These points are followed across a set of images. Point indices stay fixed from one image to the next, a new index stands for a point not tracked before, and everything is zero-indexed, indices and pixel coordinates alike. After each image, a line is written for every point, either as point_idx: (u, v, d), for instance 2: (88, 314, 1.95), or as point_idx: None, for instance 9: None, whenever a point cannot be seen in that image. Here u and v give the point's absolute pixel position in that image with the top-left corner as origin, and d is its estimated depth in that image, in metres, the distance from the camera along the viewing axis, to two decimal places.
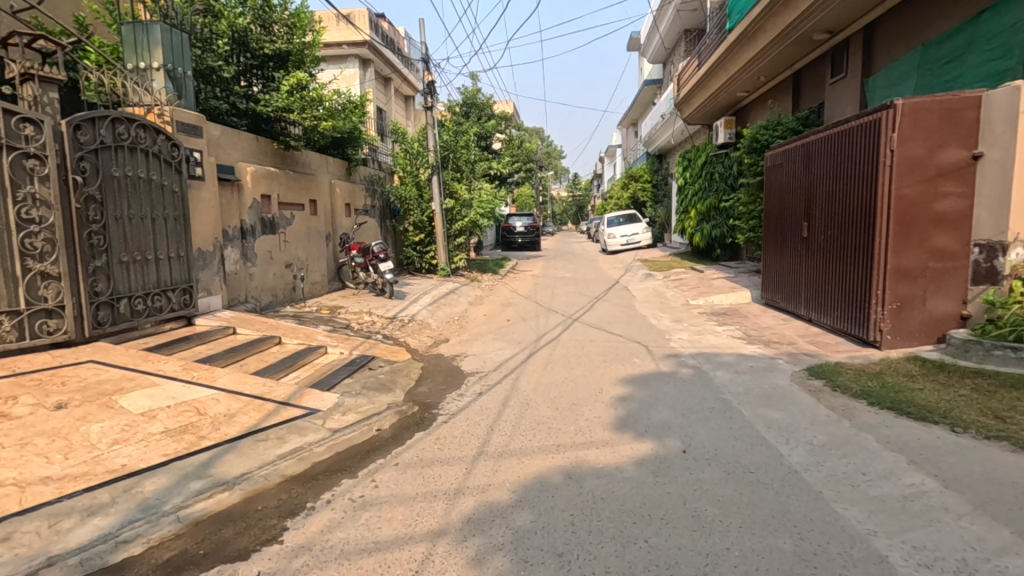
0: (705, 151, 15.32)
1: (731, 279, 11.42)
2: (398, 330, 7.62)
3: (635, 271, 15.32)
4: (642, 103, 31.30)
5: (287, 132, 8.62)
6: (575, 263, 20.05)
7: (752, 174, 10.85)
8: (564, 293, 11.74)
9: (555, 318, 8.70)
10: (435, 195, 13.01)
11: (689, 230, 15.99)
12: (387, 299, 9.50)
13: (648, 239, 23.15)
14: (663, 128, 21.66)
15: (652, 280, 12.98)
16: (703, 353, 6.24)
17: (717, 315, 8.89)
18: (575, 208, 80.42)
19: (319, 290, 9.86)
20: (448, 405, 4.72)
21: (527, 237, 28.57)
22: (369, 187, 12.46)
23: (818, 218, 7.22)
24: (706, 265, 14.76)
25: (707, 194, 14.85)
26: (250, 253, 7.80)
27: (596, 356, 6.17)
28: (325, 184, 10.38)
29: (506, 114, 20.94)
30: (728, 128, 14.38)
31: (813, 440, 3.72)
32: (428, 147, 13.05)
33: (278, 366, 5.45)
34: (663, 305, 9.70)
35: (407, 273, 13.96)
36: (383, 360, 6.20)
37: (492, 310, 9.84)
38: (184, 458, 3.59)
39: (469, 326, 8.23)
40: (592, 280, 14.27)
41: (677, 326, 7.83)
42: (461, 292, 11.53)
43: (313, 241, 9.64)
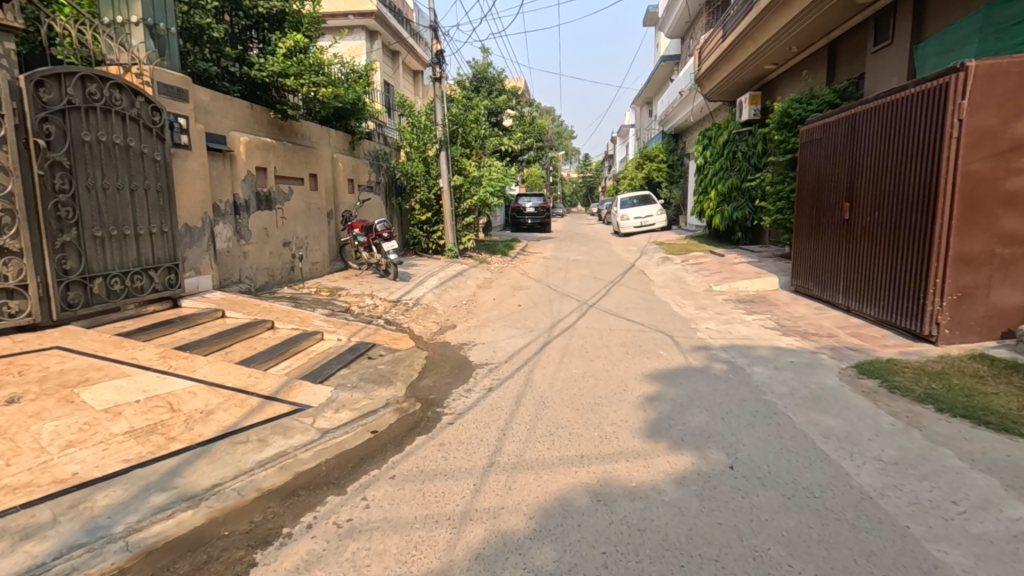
0: (726, 129, 14.59)
1: (755, 264, 10.77)
2: (401, 315, 7.09)
3: (651, 254, 14.67)
4: (658, 81, 30.28)
5: (284, 100, 7.98)
6: (587, 245, 19.42)
7: (781, 151, 10.15)
8: (577, 276, 11.14)
9: (570, 303, 8.12)
10: (443, 171, 12.40)
11: (707, 212, 15.28)
12: (392, 281, 8.95)
13: (662, 222, 22.43)
14: (681, 106, 20.79)
15: (669, 264, 12.34)
16: (736, 345, 5.66)
17: (744, 302, 8.28)
18: (585, 189, 79.27)
19: (320, 270, 9.34)
20: (454, 402, 4.19)
21: (537, 219, 27.93)
22: (374, 162, 11.89)
23: (863, 198, 6.57)
24: (726, 248, 14.10)
25: (728, 174, 14.13)
26: (243, 230, 7.27)
27: (617, 347, 5.60)
28: (327, 158, 9.80)
29: (518, 90, 20.13)
30: (753, 103, 13.58)
31: (881, 456, 3.16)
32: (436, 120, 12.46)
33: (267, 354, 4.94)
34: (684, 292, 9.09)
35: (413, 253, 13.41)
36: (384, 349, 5.68)
37: (502, 294, 9.28)
38: (147, 466, 3.09)
39: (477, 312, 7.68)
40: (606, 262, 13.63)
41: (702, 314, 7.24)
42: (469, 274, 10.96)
43: (313, 218, 9.09)
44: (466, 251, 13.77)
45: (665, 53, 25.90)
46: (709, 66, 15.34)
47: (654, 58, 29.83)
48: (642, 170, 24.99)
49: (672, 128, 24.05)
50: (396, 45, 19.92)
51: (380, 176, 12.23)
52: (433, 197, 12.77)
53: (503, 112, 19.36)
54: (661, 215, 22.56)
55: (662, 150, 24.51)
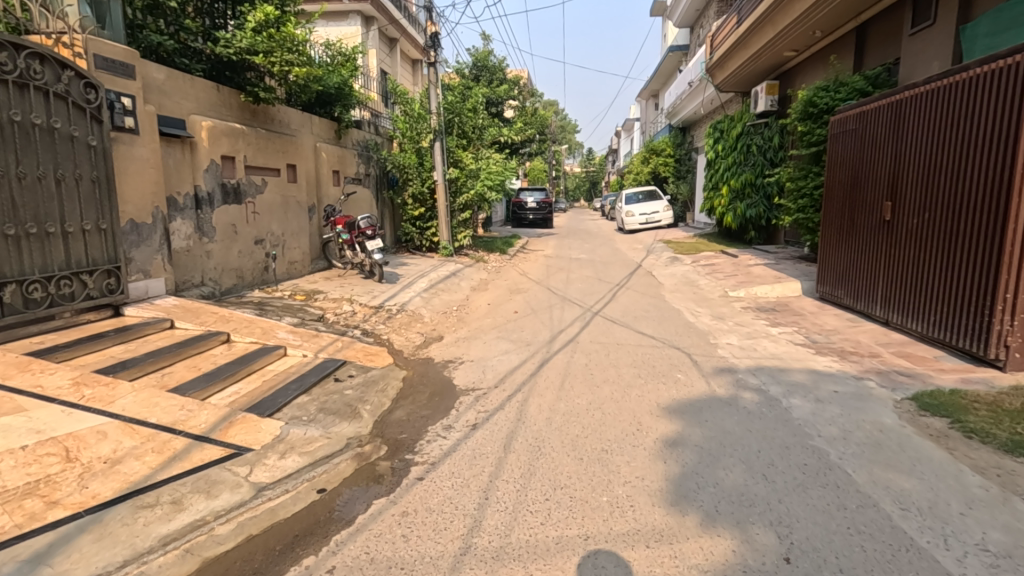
0: (740, 121, 13.74)
1: (773, 267, 9.95)
2: (382, 324, 6.30)
3: (658, 253, 13.85)
4: (665, 73, 29.37)
5: (256, 81, 7.15)
6: (591, 243, 18.60)
7: (804, 144, 9.31)
8: (580, 278, 10.33)
9: (572, 311, 7.32)
10: (437, 163, 11.58)
11: (718, 209, 14.44)
12: (376, 283, 8.16)
13: (668, 219, 21.60)
14: (690, 98, 19.90)
15: (679, 266, 11.53)
16: (765, 367, 4.86)
17: (765, 310, 7.47)
18: (588, 184, 78.26)
19: (299, 270, 8.55)
20: (428, 445, 3.41)
21: (539, 214, 27.11)
22: (363, 152, 11.08)
23: (908, 196, 5.78)
24: (738, 248, 13.28)
25: (741, 169, 13.29)
26: (206, 226, 6.47)
27: (627, 369, 4.82)
28: (308, 147, 9.00)
29: (519, 79, 19.26)
30: (770, 94, 12.72)
31: (985, 545, 2.37)
32: (430, 108, 11.62)
33: (211, 378, 4.16)
34: (697, 298, 8.29)
35: (405, 250, 12.60)
36: (355, 368, 4.89)
37: (498, 298, 8.49)
38: (5, 549, 2.31)
39: (469, 320, 6.89)
40: (610, 262, 12.83)
41: (721, 326, 6.44)
42: (464, 275, 10.16)
43: (291, 213, 8.28)
44: (462, 248, 12.96)
45: (673, 43, 24.95)
46: (721, 55, 14.46)
47: (661, 48, 28.86)
48: (648, 164, 24.11)
49: (680, 122, 23.13)
50: (392, 32, 19.04)
51: (369, 168, 11.41)
52: (426, 191, 11.93)
53: (503, 103, 18.49)
54: (667, 211, 21.72)
55: (669, 144, 23.61)
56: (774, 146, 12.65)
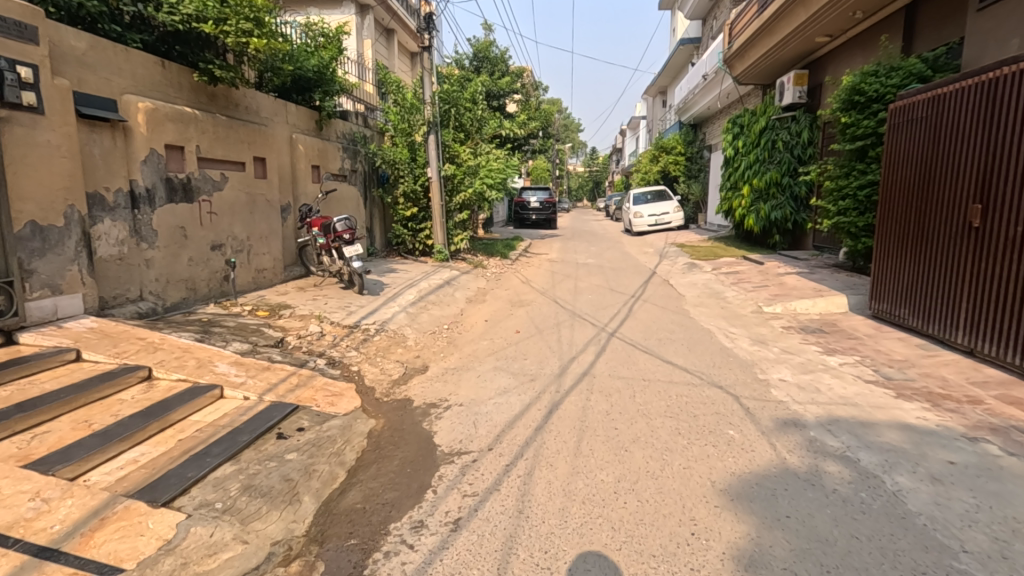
0: (763, 115, 12.59)
1: (808, 277, 8.81)
2: (353, 350, 5.19)
3: (673, 259, 12.73)
4: (674, 69, 28.23)
5: (211, 57, 6.05)
6: (598, 245, 17.50)
7: (847, 137, 8.17)
8: (589, 288, 9.21)
9: (584, 332, 6.21)
10: (432, 158, 10.46)
11: (737, 211, 13.32)
12: (356, 295, 7.05)
13: (679, 220, 20.47)
14: (703, 93, 18.75)
15: (698, 273, 10.42)
16: (839, 419, 3.75)
17: (810, 331, 6.35)
18: (591, 184, 77.30)
19: (269, 279, 7.44)
20: (386, 563, 2.31)
21: (542, 215, 26.02)
22: (348, 146, 9.99)
23: (1005, 195, 4.70)
24: (761, 254, 12.15)
25: (764, 167, 12.15)
26: (144, 229, 5.36)
27: (663, 422, 3.70)
28: (281, 138, 7.88)
29: (523, 72, 18.15)
30: (798, 84, 11.58)
31: None
32: (424, 98, 10.48)
33: (101, 439, 3.05)
34: (728, 315, 7.17)
35: (397, 254, 11.49)
36: (309, 416, 3.78)
37: (496, 313, 7.38)
38: None
39: (460, 343, 5.77)
40: (621, 269, 11.72)
41: (766, 354, 5.32)
42: (460, 283, 9.07)
43: (259, 213, 7.16)
44: (459, 252, 11.84)
45: (683, 36, 23.80)
46: (741, 44, 13.32)
47: (670, 42, 27.73)
48: (657, 163, 22.98)
49: (691, 118, 21.99)
50: (389, 22, 17.97)
51: (356, 163, 10.31)
52: (419, 190, 10.80)
53: (506, 96, 17.39)
54: (678, 212, 20.59)
55: (679, 142, 22.47)
56: (803, 142, 11.52)
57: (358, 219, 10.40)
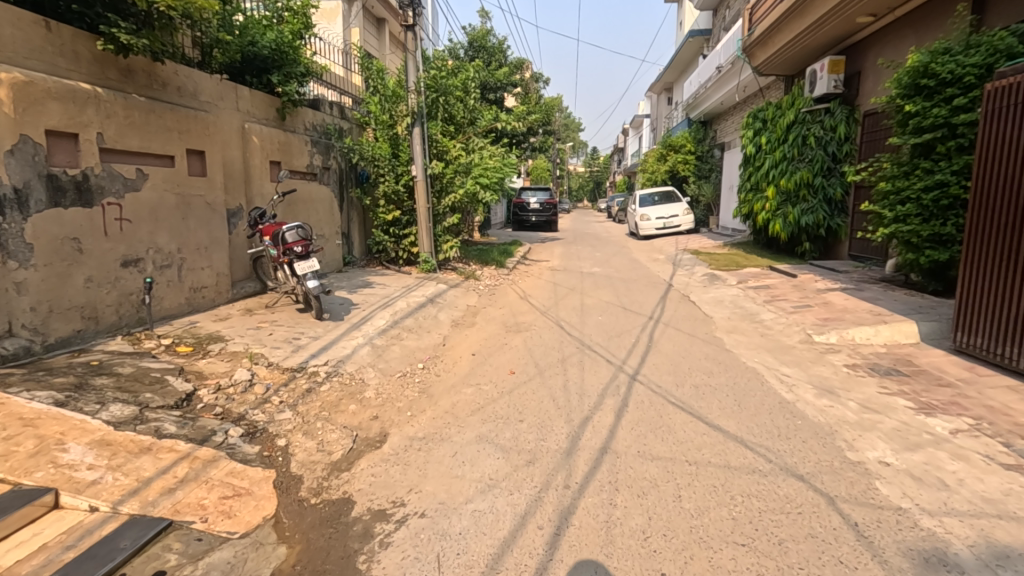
0: (790, 108, 11.26)
1: (856, 295, 7.48)
2: (289, 408, 3.84)
3: (688, 268, 11.39)
4: (681, 64, 26.92)
5: (115, 19, 4.70)
6: (603, 251, 16.18)
7: (909, 129, 6.83)
8: (598, 306, 7.88)
9: (597, 374, 4.88)
10: (417, 154, 9.15)
11: (758, 215, 11.99)
12: (313, 321, 5.70)
13: (688, 223, 19.15)
14: (717, 87, 17.42)
15: (721, 287, 9.10)
16: (1006, 552, 2.41)
17: (882, 371, 5.02)
18: (592, 184, 75.96)
19: (209, 299, 6.09)
20: None
21: (542, 216, 24.69)
22: (318, 140, 8.66)
23: None
24: (788, 263, 10.83)
25: (793, 166, 10.80)
26: (12, 242, 4.01)
27: (736, 561, 2.34)
28: (228, 128, 6.53)
29: (523, 63, 16.81)
30: (834, 73, 10.24)
31: None
32: (408, 84, 9.15)
33: None
34: (771, 346, 5.84)
35: (377, 263, 10.17)
36: (184, 545, 2.44)
37: (486, 341, 6.03)
38: None
39: (437, 392, 4.43)
40: (633, 281, 10.38)
41: (843, 412, 3.98)
42: (447, 300, 7.74)
43: (193, 220, 5.81)
44: (450, 261, 10.51)
45: (692, 27, 22.46)
46: (763, 30, 11.97)
47: (678, 36, 26.38)
48: (664, 163, 21.65)
49: (701, 114, 20.64)
50: (379, 9, 16.65)
51: (328, 159, 8.96)
52: (401, 191, 9.44)
53: (504, 89, 16.04)
54: (688, 215, 19.26)
55: (689, 140, 21.13)
56: (838, 137, 10.20)
57: (330, 223, 9.06)
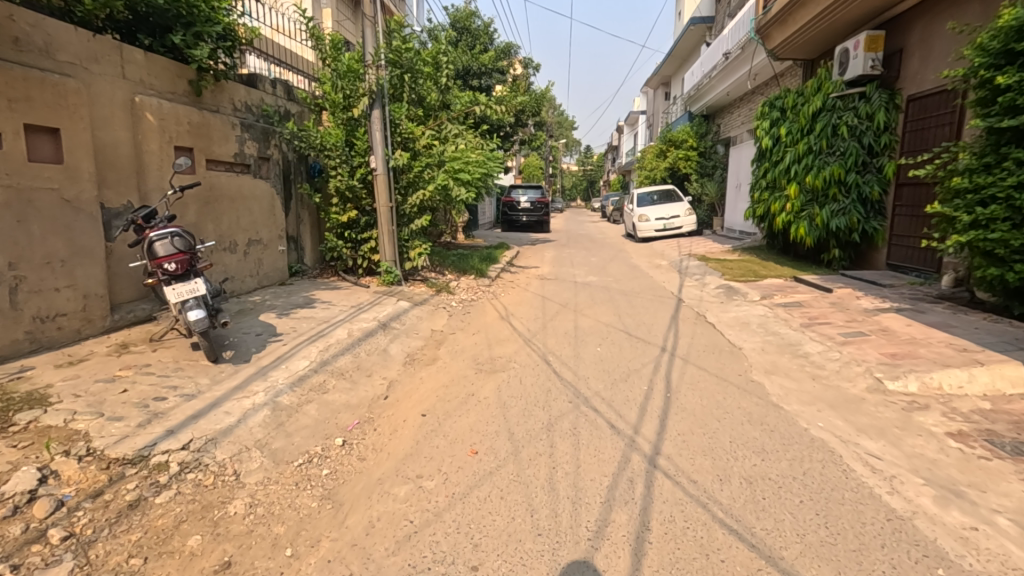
0: (816, 94, 9.75)
1: (919, 319, 5.97)
2: (77, 551, 2.26)
3: (698, 278, 9.87)
4: (681, 56, 25.44)
5: None
6: (599, 255, 14.67)
7: (999, 108, 5.32)
8: (596, 332, 6.32)
9: (599, 456, 3.31)
10: (376, 142, 7.59)
11: (776, 218, 10.52)
12: (204, 367, 4.09)
13: (690, 224, 17.68)
14: (724, 75, 15.90)
15: (743, 305, 7.58)
16: None
17: (1005, 445, 3.51)
18: (586, 183, 74.41)
19: (69, 332, 4.47)
20: None
21: (533, 216, 23.15)
22: (252, 123, 7.06)
23: None
24: (813, 273, 9.39)
25: (821, 160, 9.31)
26: None
27: None
28: (106, 101, 4.91)
29: (513, 47, 15.22)
30: (871, 50, 8.73)
31: None
32: (365, 57, 7.54)
33: None
34: (832, 397, 4.31)
35: (332, 271, 8.59)
36: None
37: (446, 389, 4.45)
38: None
39: (350, 498, 2.84)
40: (636, 294, 8.85)
41: (999, 546, 2.45)
42: (405, 325, 6.13)
43: (38, 223, 4.19)
44: (420, 270, 8.90)
45: (694, 14, 20.91)
46: (782, 6, 10.47)
47: (677, 25, 24.84)
48: (664, 159, 20.07)
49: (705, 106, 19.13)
50: None
51: (267, 148, 7.34)
52: (357, 186, 7.77)
53: (489, 76, 14.44)
54: (690, 216, 17.74)
55: (690, 135, 19.55)
56: (874, 126, 8.74)
57: (271, 226, 7.46)
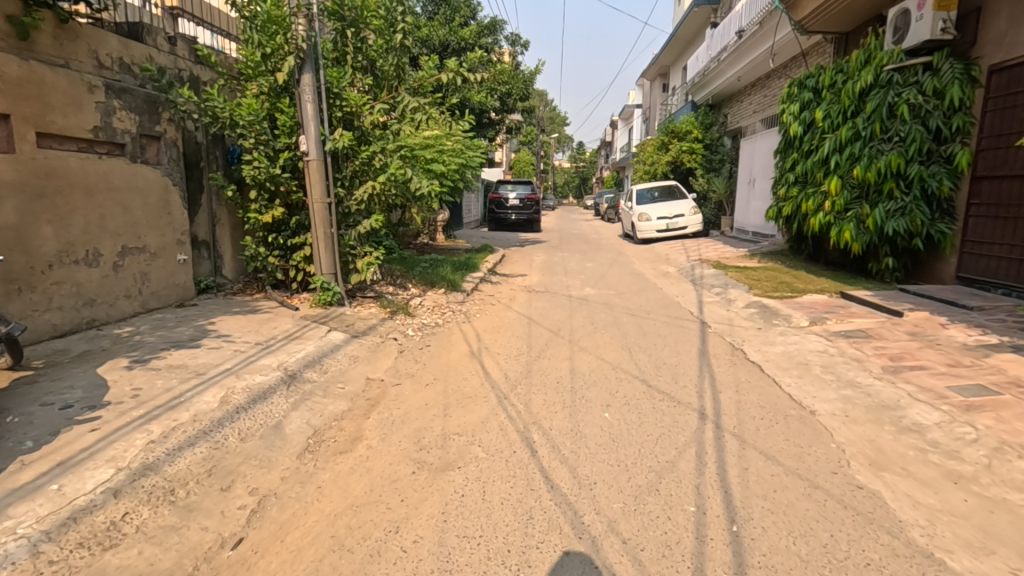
0: (864, 67, 8.00)
1: None
2: None
3: (719, 292, 8.10)
4: (681, 42, 23.63)
5: None
6: (596, 260, 12.91)
7: None
8: (600, 380, 4.50)
9: None
10: (307, 117, 5.72)
11: (811, 219, 8.79)
12: None
13: (696, 224, 15.93)
14: (739, 55, 14.08)
15: (789, 334, 5.80)
16: None
17: None
18: (578, 179, 72.74)
19: None
20: None
21: (522, 215, 21.33)
22: (127, 87, 5.16)
23: None
24: (861, 287, 7.66)
25: (873, 148, 7.56)
26: None
27: None
28: None
29: (498, 22, 13.32)
30: (941, 9, 6.95)
31: None
32: (290, 1, 5.58)
33: None
34: (1010, 531, 2.53)
35: (256, 285, 6.69)
36: None
37: (355, 516, 2.60)
38: None
39: None
40: (646, 314, 7.09)
41: None
42: (327, 373, 4.26)
43: None
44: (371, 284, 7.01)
45: None
46: None
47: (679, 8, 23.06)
48: (666, 153, 18.26)
49: (712, 94, 17.32)
50: None
51: (154, 122, 5.43)
52: (281, 176, 5.81)
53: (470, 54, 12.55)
54: (696, 216, 15.98)
55: (694, 125, 17.73)
56: (943, 105, 6.99)
57: (163, 229, 5.55)
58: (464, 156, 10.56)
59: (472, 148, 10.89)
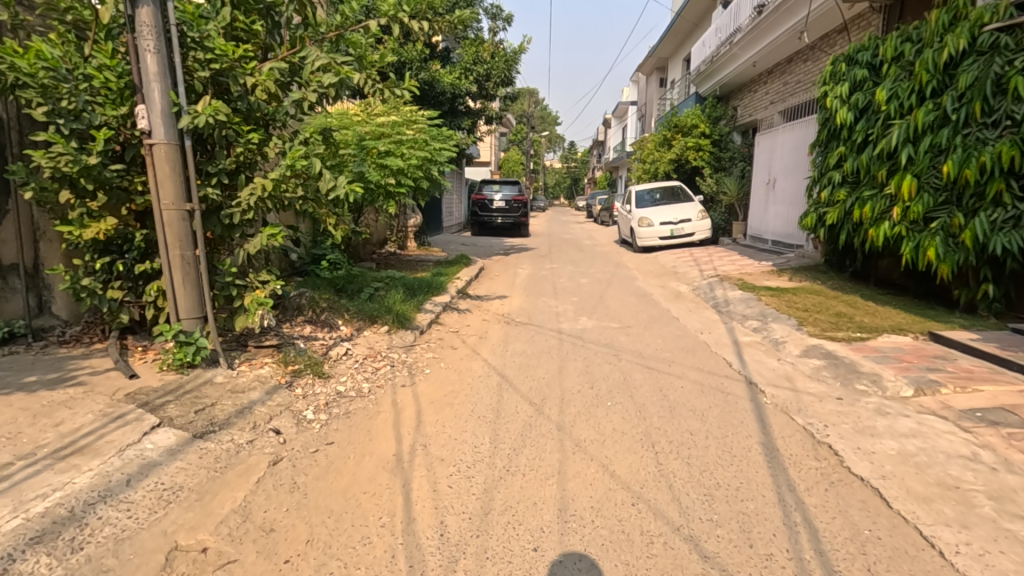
0: (950, 30, 6.05)
1: None
2: None
3: (756, 331, 6.09)
4: (683, 29, 21.68)
5: None
6: (590, 274, 10.91)
7: None
8: (611, 546, 2.45)
9: None
10: (151, 77, 3.67)
11: (872, 229, 6.86)
12: None
13: (704, 231, 13.98)
14: (762, 32, 12.07)
15: (893, 416, 3.79)
16: None
17: None
18: (570, 180, 70.81)
19: None
20: None
21: (508, 218, 19.32)
22: None
23: None
24: (951, 323, 5.72)
25: (969, 136, 5.63)
26: None
27: None
28: None
29: None
30: None
31: None
32: None
33: None
34: None
35: (100, 330, 4.57)
36: None
37: None
38: None
39: None
40: (666, 366, 5.08)
41: None
42: (77, 556, 2.18)
43: None
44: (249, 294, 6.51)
45: None
46: None
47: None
48: (669, 150, 16.28)
49: (722, 82, 15.34)
50: None
51: None
52: (105, 169, 3.68)
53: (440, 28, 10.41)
54: (704, 222, 14.00)
55: (701, 119, 15.71)
56: None
57: None
58: (428, 148, 8.49)
59: (436, 136, 8.81)
